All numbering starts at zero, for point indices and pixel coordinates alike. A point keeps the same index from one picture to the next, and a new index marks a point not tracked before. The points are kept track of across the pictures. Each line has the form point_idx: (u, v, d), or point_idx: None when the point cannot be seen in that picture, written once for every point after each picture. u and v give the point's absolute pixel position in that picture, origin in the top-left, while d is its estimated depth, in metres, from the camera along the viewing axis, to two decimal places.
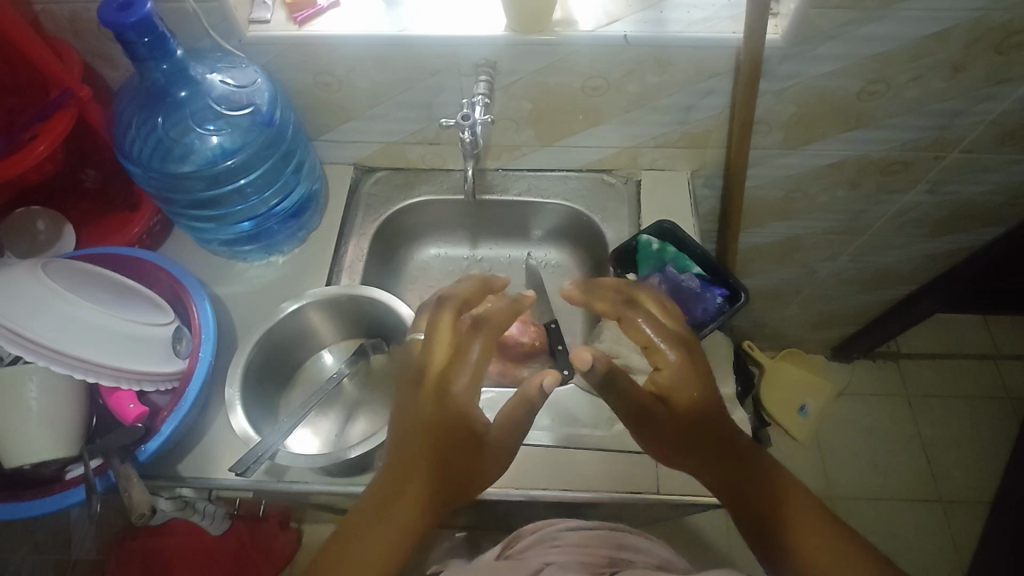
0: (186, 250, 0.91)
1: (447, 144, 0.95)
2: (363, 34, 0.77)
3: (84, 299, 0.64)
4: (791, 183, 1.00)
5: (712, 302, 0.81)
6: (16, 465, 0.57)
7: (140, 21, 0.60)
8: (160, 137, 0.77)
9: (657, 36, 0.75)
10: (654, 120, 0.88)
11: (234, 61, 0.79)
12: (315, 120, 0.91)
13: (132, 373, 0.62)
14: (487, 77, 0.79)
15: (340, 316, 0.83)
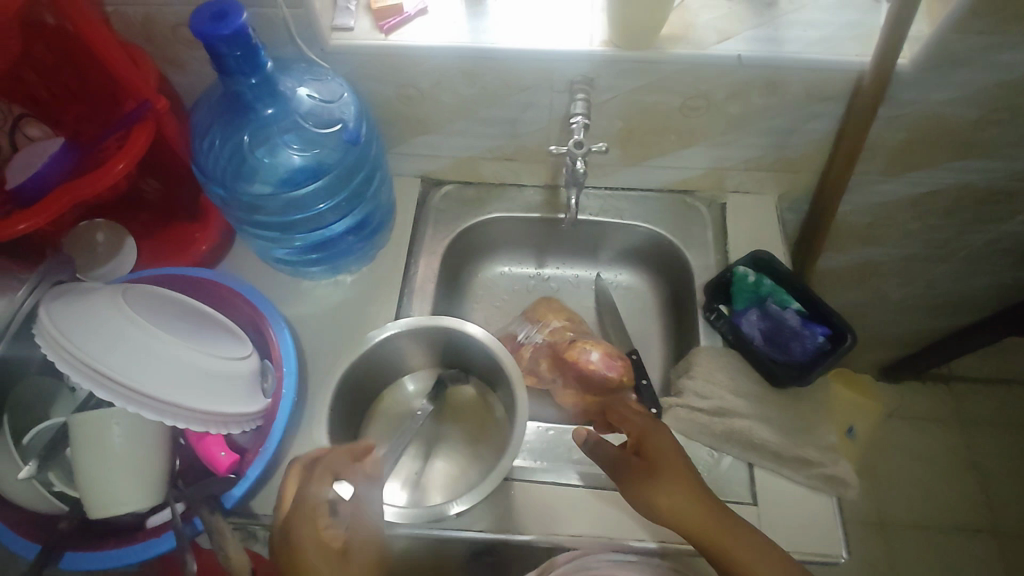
0: (248, 267, 0.86)
1: (524, 160, 0.90)
2: (454, 46, 0.72)
3: (168, 332, 0.60)
4: (884, 210, 0.94)
5: (812, 341, 0.76)
6: (101, 516, 0.54)
7: (234, 34, 0.55)
8: (240, 155, 0.72)
9: (774, 57, 0.69)
10: (751, 142, 0.83)
11: (320, 71, 0.73)
12: (389, 132, 0.85)
13: (219, 416, 0.57)
14: (584, 95, 0.74)
15: (425, 351, 0.77)
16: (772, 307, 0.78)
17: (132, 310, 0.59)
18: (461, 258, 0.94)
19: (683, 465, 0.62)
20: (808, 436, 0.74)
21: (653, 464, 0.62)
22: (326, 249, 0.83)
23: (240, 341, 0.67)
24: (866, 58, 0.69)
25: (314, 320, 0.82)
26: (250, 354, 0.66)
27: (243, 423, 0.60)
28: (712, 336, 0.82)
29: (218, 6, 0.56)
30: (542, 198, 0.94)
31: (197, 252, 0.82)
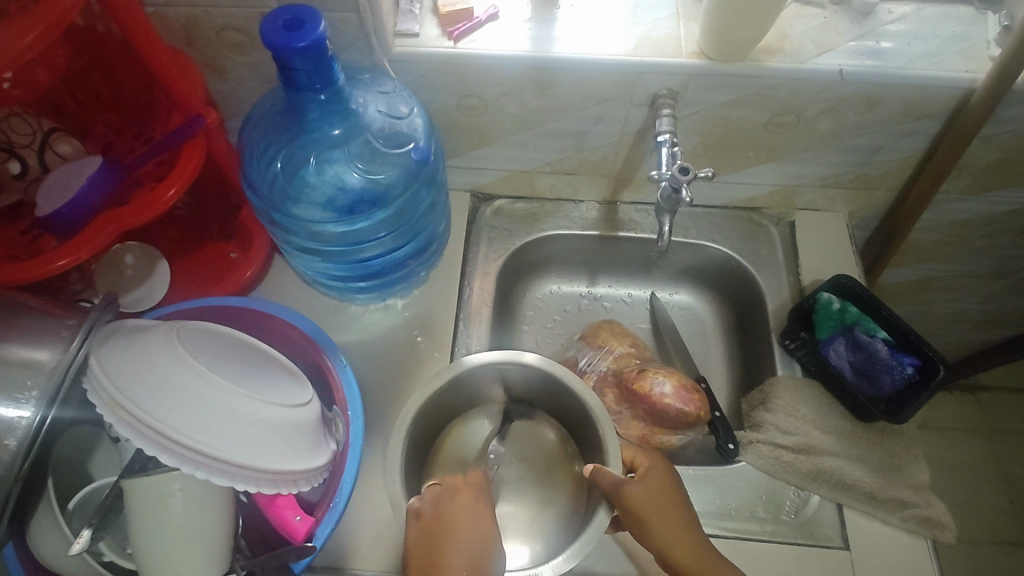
0: (287, 290, 0.79)
1: (584, 175, 0.84)
2: (530, 54, 0.65)
3: (230, 377, 0.54)
4: (956, 228, 0.90)
5: (903, 373, 0.71)
6: None
7: (311, 46, 0.50)
8: (299, 173, 0.66)
9: (877, 71, 0.64)
10: (832, 160, 0.78)
11: (386, 81, 0.66)
12: (443, 144, 0.79)
13: (291, 473, 0.51)
14: (668, 109, 0.68)
15: (493, 384, 0.71)
16: (860, 335, 0.73)
17: (191, 352, 0.52)
18: (514, 279, 0.87)
19: (670, 509, 0.58)
20: (902, 476, 0.70)
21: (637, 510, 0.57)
22: (378, 273, 0.76)
23: (302, 385, 0.61)
24: (976, 74, 0.64)
25: (364, 348, 0.76)
26: (312, 399, 0.60)
27: (313, 477, 0.54)
28: (790, 365, 0.77)
29: (292, 15, 0.51)
30: (599, 214, 0.88)
31: (241, 279, 0.75)
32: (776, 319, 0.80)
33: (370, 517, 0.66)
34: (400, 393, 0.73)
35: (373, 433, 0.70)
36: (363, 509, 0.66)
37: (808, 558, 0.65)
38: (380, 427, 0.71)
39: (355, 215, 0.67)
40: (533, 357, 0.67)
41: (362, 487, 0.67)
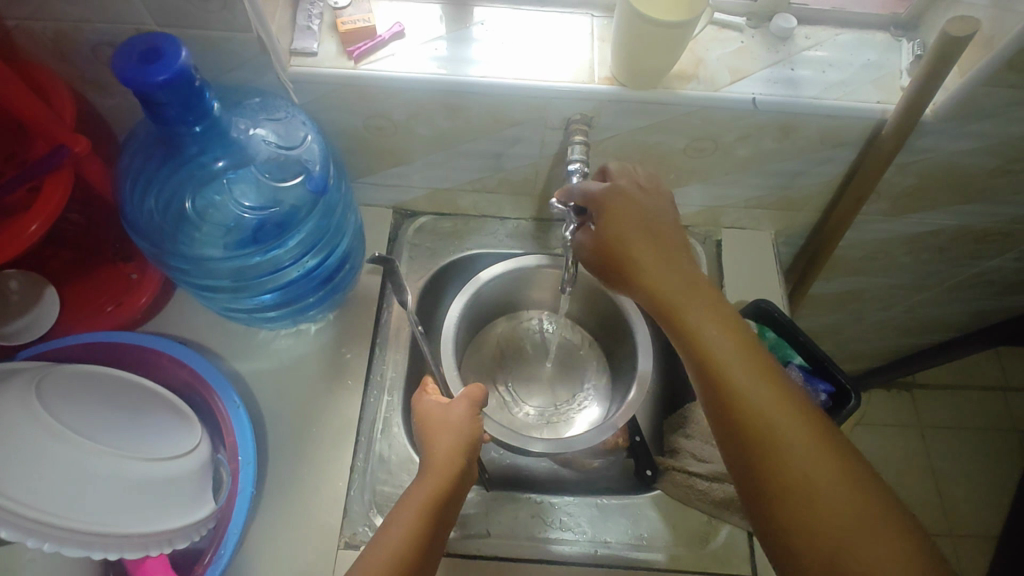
0: (190, 315, 0.74)
1: (507, 194, 0.81)
2: (434, 77, 0.62)
3: (96, 428, 0.51)
4: (878, 246, 0.90)
5: (817, 400, 0.71)
6: None
7: (171, 79, 0.46)
8: (186, 210, 0.63)
9: (792, 101, 0.63)
10: (753, 182, 0.77)
11: (281, 106, 0.63)
12: (357, 162, 0.75)
13: (160, 534, 0.49)
14: (582, 135, 0.66)
15: (499, 295, 0.83)
16: None
17: (50, 407, 0.48)
18: (439, 299, 0.84)
19: (709, 305, 0.57)
20: None
21: (636, 263, 0.59)
22: (290, 302, 0.72)
23: (190, 427, 0.58)
24: (889, 105, 0.64)
25: (273, 377, 0.73)
26: (201, 443, 0.57)
27: (192, 532, 0.53)
28: None
29: (152, 44, 0.47)
30: (525, 231, 0.86)
31: (137, 304, 0.70)
32: None
33: (272, 559, 0.63)
34: (310, 425, 0.70)
35: (279, 470, 0.68)
36: (267, 552, 0.64)
37: None
38: (286, 462, 0.68)
39: (247, 249, 0.63)
40: (523, 262, 0.79)
41: (266, 528, 0.64)
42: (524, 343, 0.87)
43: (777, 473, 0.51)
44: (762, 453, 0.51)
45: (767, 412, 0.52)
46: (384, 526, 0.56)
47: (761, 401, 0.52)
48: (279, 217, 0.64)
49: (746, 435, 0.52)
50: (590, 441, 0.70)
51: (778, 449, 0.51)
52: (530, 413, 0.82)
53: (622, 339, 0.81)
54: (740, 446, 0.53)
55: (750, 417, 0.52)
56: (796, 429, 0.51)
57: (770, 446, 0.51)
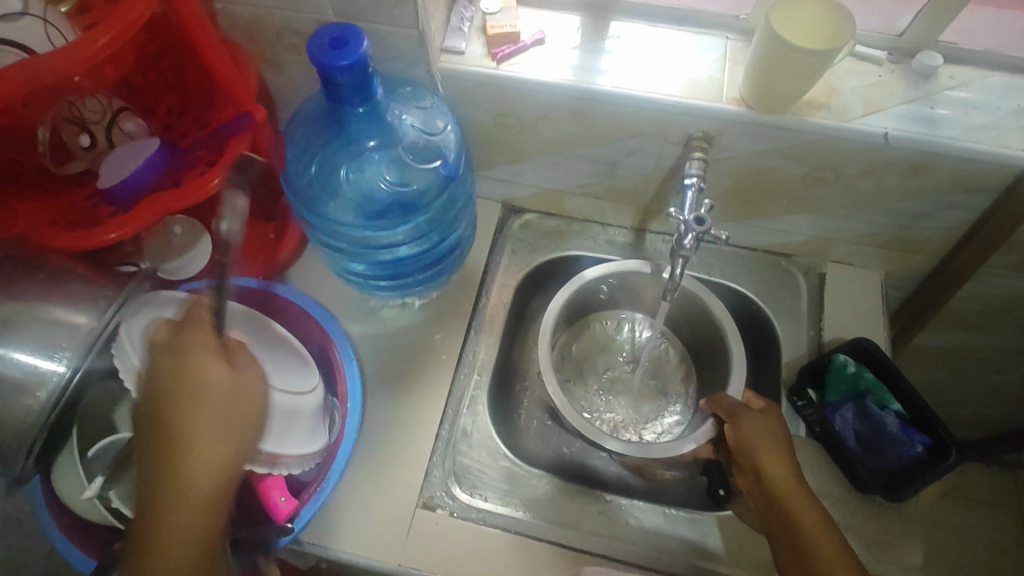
0: (314, 275, 0.83)
1: (614, 201, 0.84)
2: (567, 83, 0.66)
3: (239, 356, 0.58)
4: (1000, 303, 0.85)
5: (913, 451, 0.68)
6: None
7: (352, 64, 0.53)
8: (333, 178, 0.71)
9: (927, 140, 0.62)
10: (870, 219, 0.75)
11: (428, 96, 0.70)
12: (479, 155, 0.81)
13: (282, 457, 0.56)
14: (701, 151, 0.68)
15: (592, 295, 0.86)
16: (870, 405, 0.71)
17: (210, 333, 0.57)
18: (533, 293, 0.88)
19: (780, 447, 0.65)
20: (890, 554, 0.68)
21: (742, 439, 0.66)
22: (400, 276, 0.79)
23: (311, 371, 0.65)
24: None
25: (378, 340, 0.79)
26: (319, 385, 0.64)
27: (305, 462, 0.59)
28: (796, 423, 0.76)
29: (337, 32, 0.54)
30: (626, 240, 0.88)
31: (276, 258, 0.79)
32: (787, 373, 0.79)
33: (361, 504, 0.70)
34: (405, 391, 0.76)
35: (373, 426, 0.74)
36: (355, 497, 0.70)
37: None
38: (381, 419, 0.74)
39: (379, 220, 0.70)
40: (624, 266, 0.80)
41: (357, 475, 0.71)
42: (614, 344, 0.89)
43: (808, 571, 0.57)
44: (794, 562, 0.58)
45: (801, 527, 0.59)
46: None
47: (802, 520, 0.59)
48: (412, 196, 0.71)
49: (786, 550, 0.60)
50: (667, 450, 0.70)
51: (811, 550, 0.58)
52: (613, 415, 0.84)
53: (717, 356, 0.81)
54: (779, 558, 0.60)
55: (787, 530, 0.60)
56: (831, 554, 0.57)
57: (805, 545, 0.58)
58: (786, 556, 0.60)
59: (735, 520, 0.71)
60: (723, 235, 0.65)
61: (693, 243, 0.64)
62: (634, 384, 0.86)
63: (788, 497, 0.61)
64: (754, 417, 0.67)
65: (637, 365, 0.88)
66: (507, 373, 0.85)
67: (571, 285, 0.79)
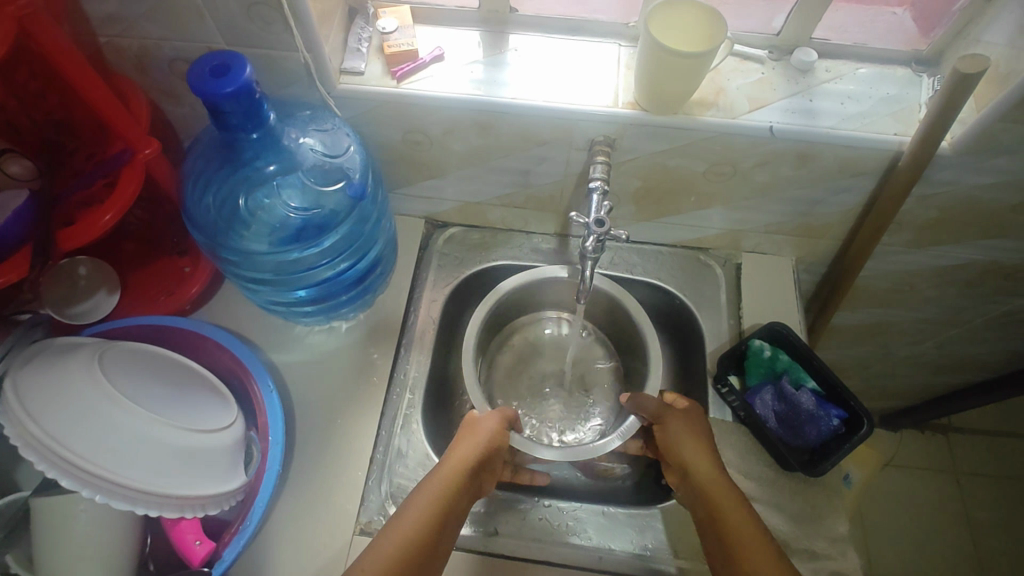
0: (234, 307, 0.80)
1: (533, 210, 0.86)
2: (466, 97, 0.67)
3: (144, 400, 0.56)
4: (902, 277, 0.90)
5: (829, 425, 0.71)
6: None
7: (236, 91, 0.53)
8: (238, 207, 0.69)
9: (809, 131, 0.65)
10: (772, 208, 0.79)
11: (328, 119, 0.70)
12: (395, 173, 0.81)
13: (196, 499, 0.54)
14: (604, 155, 0.70)
15: (516, 301, 0.86)
16: (786, 386, 0.74)
17: (110, 377, 0.55)
18: (463, 306, 0.89)
19: (703, 443, 0.67)
20: (818, 527, 0.71)
21: (670, 438, 0.69)
22: (324, 299, 0.79)
23: (227, 406, 0.63)
24: (905, 137, 0.66)
25: (305, 367, 0.78)
26: (237, 420, 0.63)
27: (223, 501, 0.57)
28: (721, 410, 0.78)
29: (220, 61, 0.54)
30: (550, 246, 0.89)
31: (188, 294, 0.77)
32: (711, 362, 0.81)
33: (296, 538, 0.68)
34: (337, 417, 0.75)
35: (305, 456, 0.72)
36: (289, 532, 0.68)
37: None
38: (312, 448, 0.73)
39: (290, 246, 0.69)
40: (542, 271, 0.81)
41: (291, 509, 0.69)
42: (540, 347, 0.90)
43: (729, 552, 0.58)
44: (718, 547, 0.60)
45: (721, 511, 0.61)
46: (401, 506, 0.59)
47: (726, 509, 0.61)
48: (322, 219, 0.70)
49: (711, 538, 0.61)
50: (592, 452, 0.71)
51: (733, 534, 0.59)
52: (546, 419, 0.85)
53: (637, 352, 0.82)
54: (708, 547, 0.62)
55: (709, 517, 0.62)
56: (752, 538, 0.58)
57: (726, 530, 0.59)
58: (712, 546, 0.61)
59: (671, 512, 0.72)
60: (623, 235, 0.67)
61: (598, 244, 0.66)
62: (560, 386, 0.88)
63: (710, 486, 0.63)
64: (681, 416, 0.70)
65: (564, 365, 0.89)
66: (443, 389, 0.85)
67: (489, 297, 0.78)
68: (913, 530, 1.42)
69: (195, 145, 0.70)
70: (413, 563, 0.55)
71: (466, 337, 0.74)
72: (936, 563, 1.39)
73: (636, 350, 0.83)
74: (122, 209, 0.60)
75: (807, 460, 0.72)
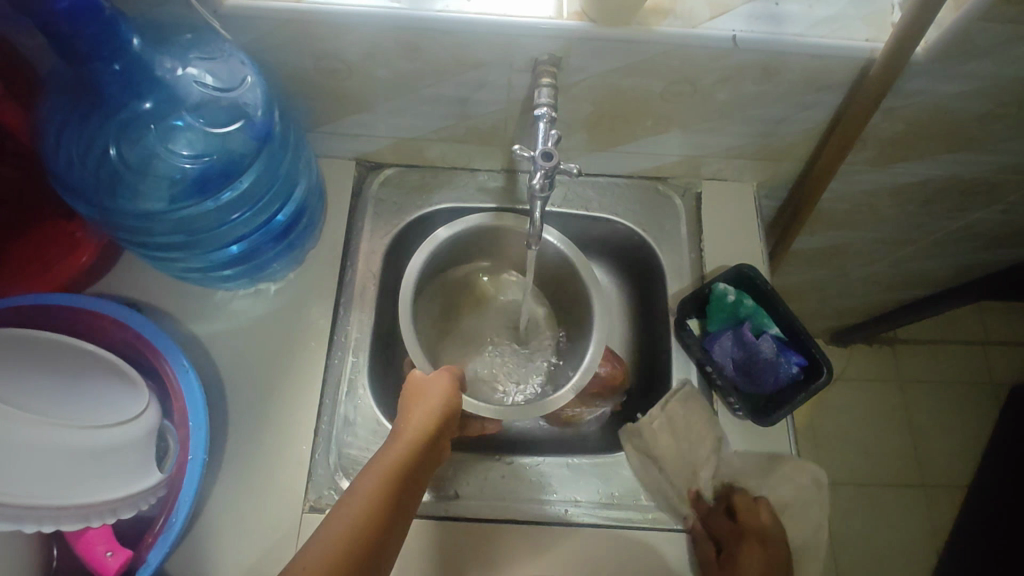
0: (138, 275, 0.70)
1: (475, 144, 0.77)
2: (384, 11, 0.56)
3: (23, 401, 0.48)
4: (863, 198, 0.87)
5: (788, 372, 0.68)
6: None
7: (74, 8, 0.42)
8: (115, 162, 0.58)
9: (775, 40, 0.58)
10: (734, 131, 0.73)
11: (216, 44, 0.59)
12: (313, 109, 0.70)
13: (102, 505, 0.48)
14: (550, 77, 0.61)
15: (463, 250, 0.79)
16: (746, 332, 0.70)
17: None
18: (406, 256, 0.81)
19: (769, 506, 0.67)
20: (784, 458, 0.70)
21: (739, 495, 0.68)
22: (247, 256, 0.69)
23: (138, 391, 0.54)
24: (877, 44, 0.60)
25: (232, 337, 0.70)
26: (149, 408, 0.54)
27: (140, 501, 0.51)
28: (682, 355, 0.75)
29: None
30: (497, 184, 0.81)
31: (80, 264, 0.67)
32: (674, 302, 0.78)
33: (238, 521, 0.63)
34: (274, 388, 0.68)
35: (240, 434, 0.66)
36: (232, 518, 0.63)
37: (681, 538, 0.66)
38: (248, 424, 0.66)
39: (192, 200, 0.60)
40: (478, 219, 0.73)
41: (230, 491, 0.63)
42: (491, 298, 0.84)
43: None
44: None
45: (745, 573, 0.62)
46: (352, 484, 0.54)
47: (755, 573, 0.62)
48: (223, 165, 0.60)
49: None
50: (531, 413, 0.65)
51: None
52: (507, 368, 0.81)
53: (579, 306, 0.77)
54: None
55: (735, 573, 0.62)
56: None
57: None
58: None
59: (636, 458, 0.70)
60: (576, 168, 0.58)
61: (546, 182, 0.58)
62: (513, 338, 0.83)
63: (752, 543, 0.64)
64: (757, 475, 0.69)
65: (514, 316, 0.84)
66: (391, 348, 0.78)
67: (425, 251, 0.71)
68: (860, 439, 1.50)
69: (52, 78, 0.57)
70: (374, 538, 0.50)
71: (404, 300, 0.67)
72: (880, 467, 1.48)
73: (577, 304, 0.78)
74: None
75: (761, 406, 0.70)
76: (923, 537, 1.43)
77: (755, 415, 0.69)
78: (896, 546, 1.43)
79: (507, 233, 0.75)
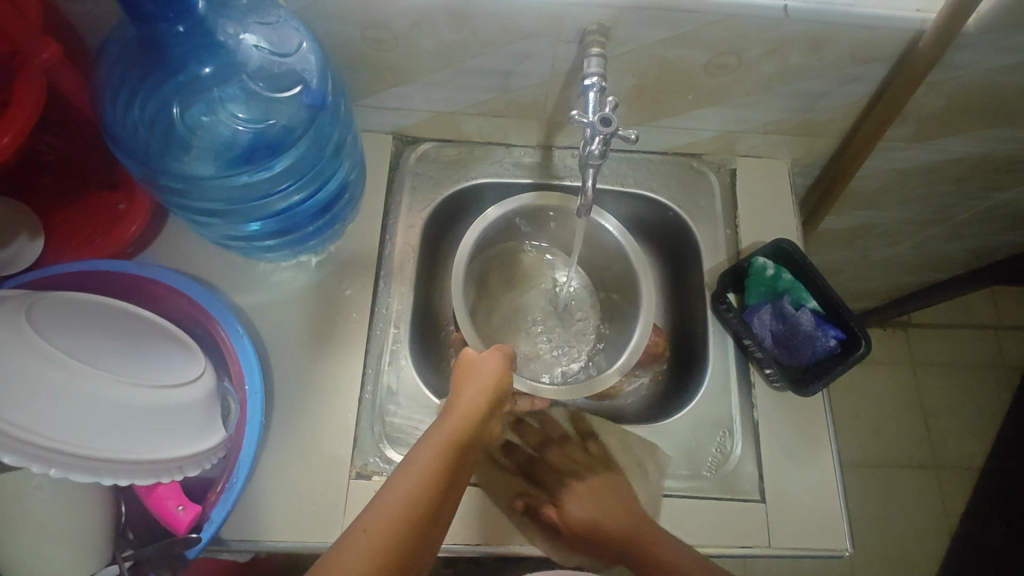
0: (183, 247, 0.71)
1: (514, 118, 0.77)
2: None
3: (93, 357, 0.48)
4: (895, 176, 0.87)
5: (826, 346, 0.69)
6: None
7: None
8: (173, 126, 0.60)
9: (827, 10, 0.58)
10: (774, 105, 0.73)
11: (272, 10, 0.59)
12: (355, 81, 0.70)
13: (172, 461, 0.48)
14: (598, 47, 0.61)
15: (504, 230, 0.79)
16: (786, 305, 0.71)
17: (44, 333, 0.46)
18: (441, 231, 0.81)
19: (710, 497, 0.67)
20: (821, 429, 0.71)
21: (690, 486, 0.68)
22: (286, 231, 0.69)
23: (194, 355, 0.55)
24: (929, 14, 0.59)
25: (275, 309, 0.70)
26: (207, 371, 0.55)
27: (204, 460, 0.51)
28: (719, 330, 0.76)
29: None
30: (533, 159, 0.81)
31: (127, 233, 0.67)
32: (710, 278, 0.78)
33: (284, 489, 0.63)
34: (318, 359, 0.69)
35: (286, 403, 0.67)
36: (279, 485, 0.63)
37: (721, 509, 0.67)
38: (293, 393, 0.67)
39: (240, 168, 0.61)
40: (524, 198, 0.73)
41: (278, 457, 0.64)
42: (527, 276, 0.85)
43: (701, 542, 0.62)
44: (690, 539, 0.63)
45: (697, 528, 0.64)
46: (404, 462, 0.55)
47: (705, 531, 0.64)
48: (277, 133, 0.62)
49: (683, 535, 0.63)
50: (578, 390, 0.67)
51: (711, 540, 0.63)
52: (549, 347, 0.82)
53: (625, 284, 0.78)
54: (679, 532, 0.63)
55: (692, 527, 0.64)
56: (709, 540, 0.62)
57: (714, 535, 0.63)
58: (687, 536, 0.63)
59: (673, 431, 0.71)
60: (633, 135, 0.58)
61: (603, 149, 0.58)
62: (549, 317, 0.84)
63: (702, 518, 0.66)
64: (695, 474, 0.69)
65: (551, 294, 0.85)
66: (427, 321, 0.79)
67: (473, 231, 0.71)
68: (876, 422, 1.51)
69: (109, 48, 0.57)
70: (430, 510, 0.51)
71: (456, 278, 0.68)
72: (894, 449, 1.50)
73: (623, 284, 0.78)
74: (27, 129, 0.49)
75: (798, 378, 0.71)
76: (937, 519, 1.45)
77: (792, 387, 0.70)
78: (910, 527, 1.44)
79: (554, 212, 0.76)
